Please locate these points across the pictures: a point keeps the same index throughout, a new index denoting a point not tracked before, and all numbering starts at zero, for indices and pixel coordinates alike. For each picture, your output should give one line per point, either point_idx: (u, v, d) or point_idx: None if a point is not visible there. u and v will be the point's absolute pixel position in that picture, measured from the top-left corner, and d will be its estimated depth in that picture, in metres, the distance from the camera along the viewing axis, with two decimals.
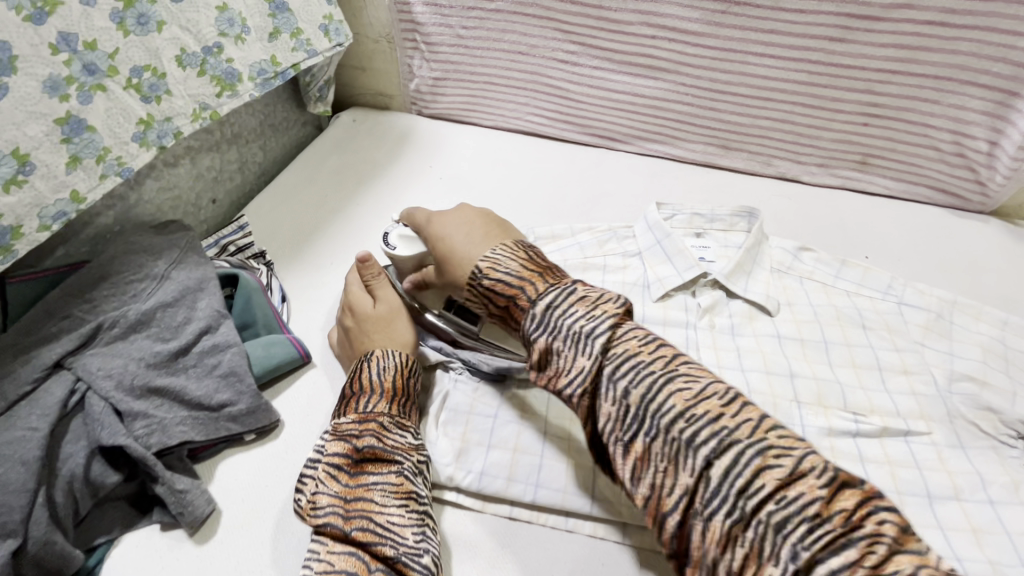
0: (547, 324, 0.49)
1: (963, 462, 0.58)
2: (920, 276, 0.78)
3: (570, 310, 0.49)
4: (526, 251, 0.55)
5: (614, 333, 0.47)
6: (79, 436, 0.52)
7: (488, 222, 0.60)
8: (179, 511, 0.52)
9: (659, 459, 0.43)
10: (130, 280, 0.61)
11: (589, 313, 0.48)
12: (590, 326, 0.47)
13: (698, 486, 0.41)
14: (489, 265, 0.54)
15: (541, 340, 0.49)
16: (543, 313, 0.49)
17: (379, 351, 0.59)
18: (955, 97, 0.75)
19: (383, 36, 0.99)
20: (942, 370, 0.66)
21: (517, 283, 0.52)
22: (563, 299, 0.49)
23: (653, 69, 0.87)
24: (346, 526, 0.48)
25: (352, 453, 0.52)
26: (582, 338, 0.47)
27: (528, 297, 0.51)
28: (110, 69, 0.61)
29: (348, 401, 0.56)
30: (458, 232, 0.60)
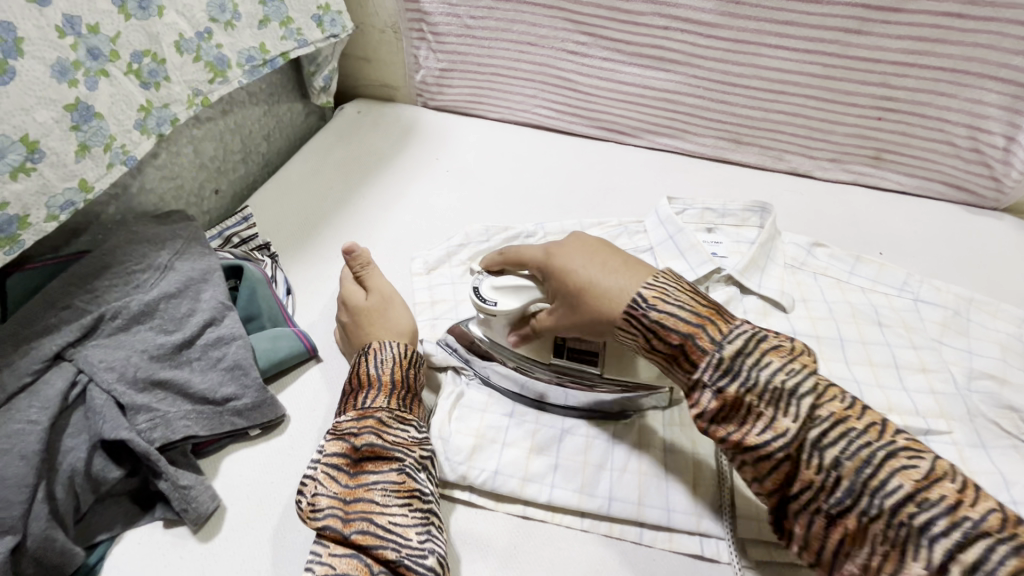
0: (738, 372, 0.44)
1: (985, 462, 0.58)
2: (935, 273, 0.77)
3: (764, 361, 0.44)
4: (684, 284, 0.49)
5: (817, 390, 0.42)
6: (80, 430, 0.50)
7: (624, 252, 0.53)
8: (182, 507, 0.51)
9: (874, 541, 0.40)
10: (133, 271, 0.59)
11: (786, 366, 0.43)
12: (788, 381, 0.42)
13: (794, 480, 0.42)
14: (651, 299, 0.48)
15: (731, 388, 0.44)
16: (732, 357, 0.44)
17: (376, 344, 0.58)
18: (972, 91, 0.74)
19: (389, 26, 0.97)
20: (961, 368, 0.65)
21: (691, 324, 0.46)
22: (753, 346, 0.44)
23: (664, 61, 0.85)
24: (345, 529, 0.47)
25: (350, 452, 0.51)
26: (784, 395, 0.42)
27: (707, 340, 0.45)
28: (112, 53, 0.60)
29: (348, 397, 0.55)
30: (589, 254, 0.53)
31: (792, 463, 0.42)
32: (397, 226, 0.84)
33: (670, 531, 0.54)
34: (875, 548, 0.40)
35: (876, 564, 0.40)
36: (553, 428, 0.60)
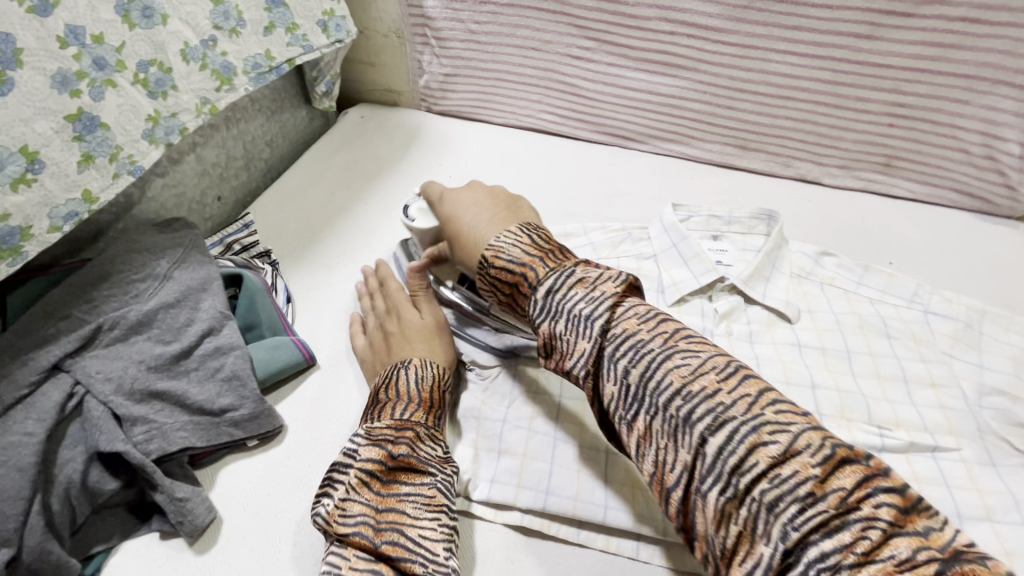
0: (546, 308, 0.45)
1: (995, 481, 0.56)
2: (946, 284, 0.75)
3: (571, 294, 0.45)
4: (531, 233, 0.52)
5: (615, 313, 0.43)
6: (77, 442, 0.50)
7: (500, 204, 0.57)
8: (179, 519, 0.51)
9: (657, 437, 0.39)
10: (132, 280, 0.59)
11: (590, 296, 0.44)
12: (588, 310, 0.44)
13: (696, 462, 0.36)
14: (493, 251, 0.51)
15: (545, 326, 0.45)
16: (544, 297, 0.46)
17: (418, 360, 0.58)
18: (986, 98, 0.72)
19: (393, 31, 0.97)
20: (971, 383, 0.63)
21: (519, 269, 0.49)
22: (563, 283, 0.46)
23: (670, 66, 0.84)
24: (376, 538, 0.46)
25: (386, 460, 0.49)
26: (581, 320, 0.43)
27: (530, 283, 0.47)
28: (117, 63, 0.60)
29: (383, 406, 0.54)
30: (465, 209, 0.58)
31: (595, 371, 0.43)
32: (398, 233, 0.83)
33: (668, 547, 0.53)
34: (658, 444, 0.39)
35: (662, 463, 0.39)
36: (547, 435, 0.59)
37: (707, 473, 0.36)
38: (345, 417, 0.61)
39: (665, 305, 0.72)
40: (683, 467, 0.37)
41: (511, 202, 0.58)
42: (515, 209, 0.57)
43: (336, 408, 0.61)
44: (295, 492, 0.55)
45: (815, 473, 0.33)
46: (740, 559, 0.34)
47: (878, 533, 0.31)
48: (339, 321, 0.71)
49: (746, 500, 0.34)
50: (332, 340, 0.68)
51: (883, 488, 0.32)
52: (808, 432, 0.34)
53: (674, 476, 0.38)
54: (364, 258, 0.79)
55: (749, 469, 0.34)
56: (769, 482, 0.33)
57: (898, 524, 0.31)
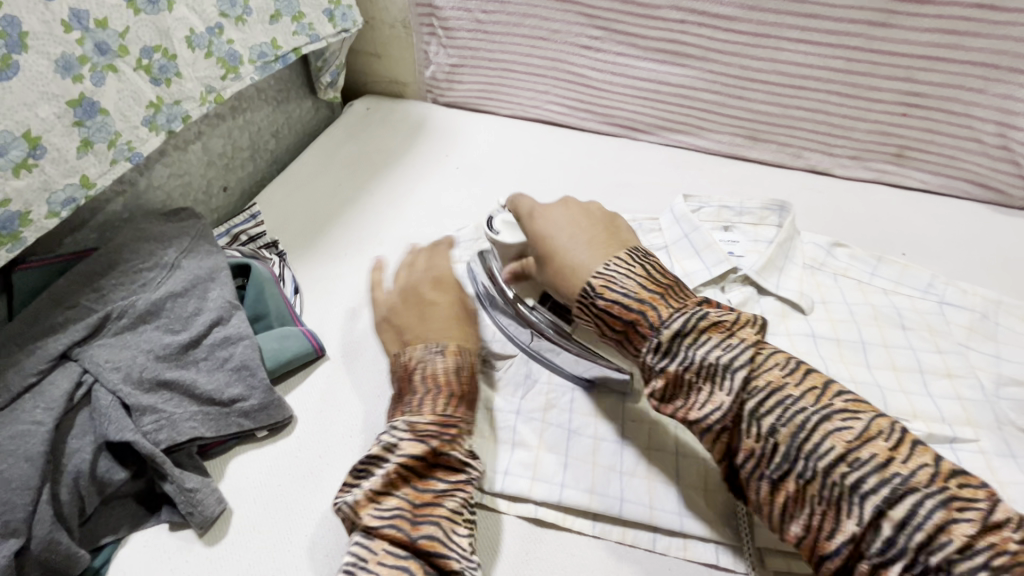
0: (677, 353, 0.45)
1: (1014, 472, 0.55)
2: (960, 275, 0.75)
3: (704, 341, 0.45)
4: (642, 265, 0.51)
5: (755, 363, 0.43)
6: (85, 431, 0.49)
7: (596, 226, 0.56)
8: (188, 510, 0.50)
9: (812, 502, 0.40)
10: (140, 269, 0.59)
11: (725, 342, 0.45)
12: (725, 358, 0.44)
13: (865, 534, 0.37)
14: (602, 281, 0.50)
15: (671, 368, 0.46)
16: (670, 339, 0.46)
17: (455, 347, 0.56)
18: (1001, 86, 0.72)
19: (399, 21, 0.96)
20: (988, 373, 0.62)
21: (637, 306, 0.48)
22: (692, 327, 0.46)
23: (680, 56, 0.83)
24: (413, 532, 0.45)
25: (428, 456, 0.49)
26: (719, 370, 0.44)
27: (649, 322, 0.47)
28: (120, 48, 0.59)
29: (427, 397, 0.52)
30: (562, 231, 0.56)
31: (734, 427, 0.43)
32: (406, 224, 0.82)
33: (684, 538, 0.52)
34: (812, 509, 0.40)
35: (814, 528, 0.39)
36: (561, 428, 0.59)
37: (874, 539, 0.37)
38: (355, 408, 0.60)
39: None
40: (848, 539, 0.38)
41: (606, 221, 0.57)
42: (614, 235, 0.55)
43: (346, 400, 0.61)
44: (306, 483, 0.55)
45: (975, 541, 0.35)
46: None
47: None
48: (348, 312, 0.70)
49: (923, 571, 0.36)
50: (341, 332, 0.67)
51: (1023, 540, 0.35)
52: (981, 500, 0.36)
53: (833, 544, 0.39)
54: (372, 250, 0.78)
55: (931, 541, 0.36)
56: (946, 551, 0.35)
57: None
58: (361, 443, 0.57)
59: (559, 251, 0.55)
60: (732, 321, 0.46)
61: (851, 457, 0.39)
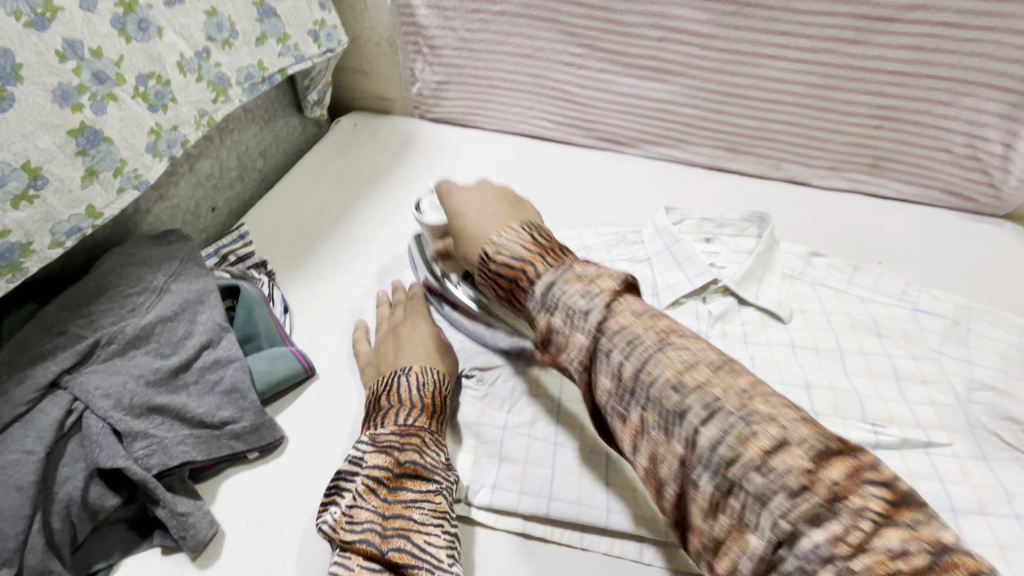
0: (545, 302, 0.46)
1: (987, 474, 0.57)
2: (934, 282, 0.77)
3: (569, 289, 0.46)
4: (532, 231, 0.52)
5: (610, 307, 0.44)
6: (76, 458, 0.50)
7: (502, 201, 0.58)
8: (181, 534, 0.50)
9: (726, 514, 0.35)
10: (129, 294, 0.59)
11: (586, 291, 0.45)
12: (585, 304, 0.44)
13: (687, 454, 0.37)
14: (494, 248, 0.51)
15: (541, 319, 0.46)
16: (543, 292, 0.47)
17: (418, 366, 0.58)
18: (969, 100, 0.74)
19: (385, 40, 0.97)
20: (961, 378, 0.64)
21: (519, 265, 0.49)
22: (560, 279, 0.46)
23: (661, 72, 0.85)
24: (383, 545, 0.47)
25: (392, 467, 0.51)
26: (579, 314, 0.44)
27: (528, 279, 0.48)
28: (118, 77, 0.60)
29: (385, 413, 0.54)
30: (472, 207, 0.58)
31: (591, 364, 0.43)
32: (394, 241, 0.83)
33: (670, 547, 0.53)
34: (661, 454, 0.39)
35: (656, 458, 0.39)
36: (547, 442, 0.60)
37: (698, 463, 0.36)
38: (347, 426, 0.61)
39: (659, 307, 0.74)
40: (677, 461, 0.38)
41: (515, 199, 0.59)
42: (518, 208, 0.57)
43: (340, 418, 0.62)
44: (298, 504, 0.55)
45: (773, 458, 0.34)
46: (729, 547, 0.35)
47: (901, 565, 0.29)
48: (337, 330, 0.71)
49: (737, 492, 0.35)
50: (332, 350, 0.68)
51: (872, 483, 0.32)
52: (799, 426, 0.35)
53: (669, 471, 0.38)
54: (361, 267, 0.79)
55: (739, 458, 0.35)
56: (761, 474, 0.34)
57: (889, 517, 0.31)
58: None
59: (467, 223, 0.57)
60: (597, 274, 0.47)
61: (768, 467, 0.34)
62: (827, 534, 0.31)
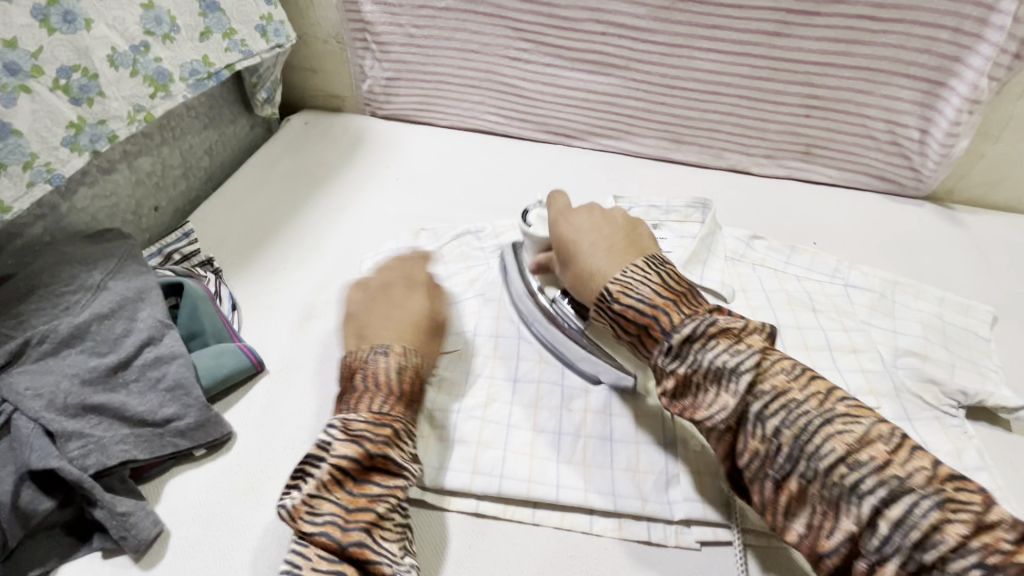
0: (687, 356, 0.50)
1: (910, 433, 0.61)
2: (863, 260, 0.82)
3: (711, 345, 0.49)
4: (660, 273, 0.55)
5: (761, 367, 0.47)
6: (5, 462, 0.48)
7: (620, 234, 0.61)
8: (121, 534, 0.49)
9: (813, 502, 0.44)
10: (61, 292, 0.57)
11: (732, 348, 0.48)
12: (736, 363, 0.48)
13: (862, 532, 0.41)
14: (620, 287, 0.55)
15: (682, 370, 0.50)
16: (682, 344, 0.50)
17: (398, 349, 0.57)
18: (886, 88, 0.80)
19: (332, 37, 0.97)
20: (888, 346, 0.68)
21: (651, 311, 0.52)
22: (704, 333, 0.50)
23: (605, 66, 0.88)
24: (344, 539, 0.46)
25: (363, 459, 0.50)
26: (726, 374, 0.48)
27: (661, 327, 0.51)
28: (34, 69, 0.58)
29: (361, 397, 0.53)
30: (585, 237, 0.61)
31: (740, 425, 0.47)
32: (347, 236, 0.83)
33: (619, 519, 0.55)
34: (811, 509, 0.44)
35: (814, 528, 0.44)
36: (498, 423, 0.61)
37: (868, 530, 0.41)
38: (298, 420, 0.60)
39: None
40: (845, 535, 0.42)
41: (632, 235, 0.61)
42: (632, 240, 0.60)
43: (289, 411, 0.61)
44: (247, 499, 0.54)
45: (969, 537, 0.38)
46: None
47: None
48: (288, 325, 0.70)
49: (920, 568, 0.39)
50: (282, 346, 0.67)
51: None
52: (878, 424, 0.44)
53: (833, 543, 0.43)
54: (313, 263, 0.78)
55: (931, 543, 0.39)
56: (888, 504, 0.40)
57: None
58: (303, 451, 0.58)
59: (579, 255, 0.60)
60: (740, 328, 0.51)
61: (851, 458, 0.42)
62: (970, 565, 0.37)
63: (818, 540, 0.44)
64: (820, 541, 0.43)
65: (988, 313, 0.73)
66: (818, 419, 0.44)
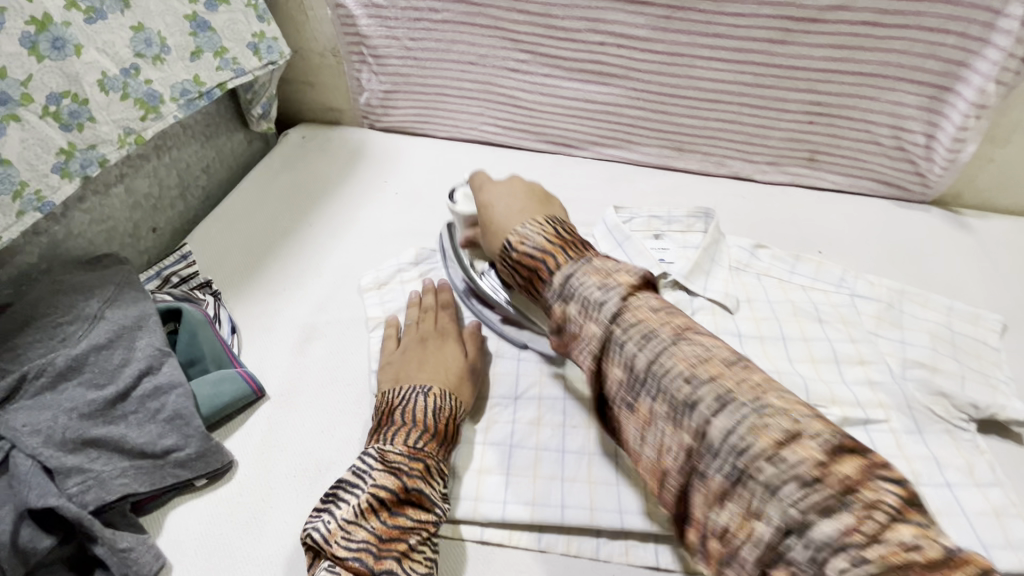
0: (561, 290, 0.50)
1: (920, 447, 0.60)
2: (871, 268, 0.81)
3: (587, 281, 0.49)
4: (556, 226, 0.56)
5: (627, 302, 0.46)
6: (4, 501, 0.47)
7: (531, 195, 0.62)
8: (123, 572, 0.48)
9: (658, 422, 0.43)
10: (60, 323, 0.57)
11: (603, 284, 0.48)
12: (601, 297, 0.47)
13: (697, 445, 0.40)
14: (518, 238, 0.55)
15: (559, 308, 0.50)
16: (559, 282, 0.51)
17: (438, 389, 0.57)
18: (891, 94, 0.78)
19: (329, 50, 0.96)
20: (896, 358, 0.67)
21: (540, 256, 0.53)
22: (580, 272, 0.50)
23: (604, 75, 0.87)
24: (376, 566, 0.45)
25: (399, 491, 0.49)
26: (594, 306, 0.47)
27: (549, 270, 0.52)
28: (23, 97, 0.57)
29: (399, 430, 0.53)
30: (500, 200, 0.62)
31: (603, 355, 0.47)
32: (348, 253, 0.82)
33: (624, 542, 0.54)
34: (659, 429, 0.43)
35: (663, 449, 0.43)
36: (500, 446, 0.60)
37: (710, 457, 0.39)
38: (300, 447, 0.60)
39: None
40: (684, 450, 0.41)
41: (542, 195, 0.63)
42: (543, 204, 0.61)
43: (292, 438, 0.60)
44: (251, 530, 0.54)
45: (785, 449, 0.36)
46: (736, 537, 0.38)
47: (882, 517, 0.32)
48: (289, 349, 0.69)
49: (742, 481, 0.37)
50: (284, 370, 0.67)
51: (885, 477, 0.34)
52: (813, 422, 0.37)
53: (675, 462, 0.42)
54: (313, 282, 0.78)
55: (750, 449, 0.37)
56: (770, 464, 0.36)
57: (901, 512, 0.32)
58: (305, 481, 0.57)
59: (490, 215, 0.61)
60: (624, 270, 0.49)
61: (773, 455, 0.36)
62: (840, 526, 0.33)
63: (664, 460, 0.43)
64: (665, 462, 0.43)
65: (998, 322, 0.71)
66: (670, 342, 0.43)
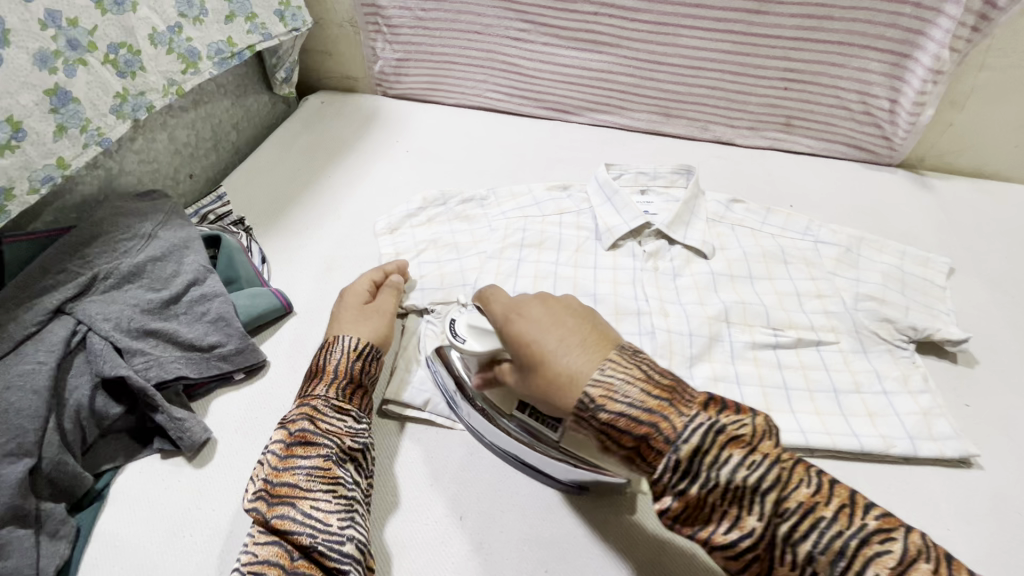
0: (699, 474, 0.42)
1: (864, 362, 0.69)
2: (836, 219, 0.89)
3: (726, 459, 0.41)
4: (641, 367, 0.47)
5: (782, 483, 0.41)
6: (83, 371, 0.57)
7: (584, 327, 0.50)
8: (179, 436, 0.58)
9: None
10: (121, 239, 0.66)
11: (747, 458, 0.41)
12: (751, 479, 0.41)
13: None
14: (602, 390, 0.45)
15: (692, 490, 0.42)
16: (689, 457, 0.42)
17: (330, 339, 0.63)
18: (857, 61, 0.86)
19: (347, 21, 1.05)
20: (850, 292, 0.75)
21: (646, 419, 0.44)
22: (710, 442, 0.42)
23: (597, 44, 0.95)
24: (268, 513, 0.50)
25: (286, 437, 0.55)
26: (748, 494, 0.41)
27: (665, 437, 0.43)
28: (90, 44, 0.67)
29: (300, 387, 0.61)
30: (548, 335, 0.50)
31: (769, 550, 0.41)
32: (362, 201, 0.91)
33: None
34: None
35: None
36: None
37: None
38: None
39: (601, 248, 0.82)
40: None
41: (592, 321, 0.52)
42: (598, 329, 0.51)
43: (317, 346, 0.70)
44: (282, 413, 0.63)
45: None
46: None
47: None
48: (312, 278, 0.78)
49: None
50: (309, 293, 0.76)
51: None
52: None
53: None
54: (331, 224, 0.87)
55: None
56: None
57: None
58: None
59: (546, 357, 0.49)
60: (750, 432, 0.43)
61: None
62: None
63: None
64: None
65: (945, 265, 0.79)
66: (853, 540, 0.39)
